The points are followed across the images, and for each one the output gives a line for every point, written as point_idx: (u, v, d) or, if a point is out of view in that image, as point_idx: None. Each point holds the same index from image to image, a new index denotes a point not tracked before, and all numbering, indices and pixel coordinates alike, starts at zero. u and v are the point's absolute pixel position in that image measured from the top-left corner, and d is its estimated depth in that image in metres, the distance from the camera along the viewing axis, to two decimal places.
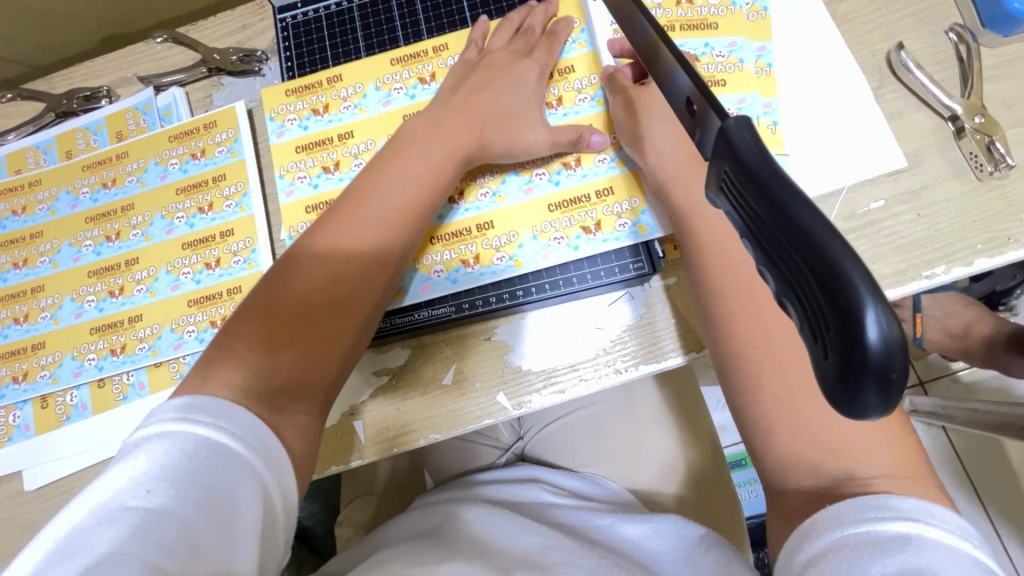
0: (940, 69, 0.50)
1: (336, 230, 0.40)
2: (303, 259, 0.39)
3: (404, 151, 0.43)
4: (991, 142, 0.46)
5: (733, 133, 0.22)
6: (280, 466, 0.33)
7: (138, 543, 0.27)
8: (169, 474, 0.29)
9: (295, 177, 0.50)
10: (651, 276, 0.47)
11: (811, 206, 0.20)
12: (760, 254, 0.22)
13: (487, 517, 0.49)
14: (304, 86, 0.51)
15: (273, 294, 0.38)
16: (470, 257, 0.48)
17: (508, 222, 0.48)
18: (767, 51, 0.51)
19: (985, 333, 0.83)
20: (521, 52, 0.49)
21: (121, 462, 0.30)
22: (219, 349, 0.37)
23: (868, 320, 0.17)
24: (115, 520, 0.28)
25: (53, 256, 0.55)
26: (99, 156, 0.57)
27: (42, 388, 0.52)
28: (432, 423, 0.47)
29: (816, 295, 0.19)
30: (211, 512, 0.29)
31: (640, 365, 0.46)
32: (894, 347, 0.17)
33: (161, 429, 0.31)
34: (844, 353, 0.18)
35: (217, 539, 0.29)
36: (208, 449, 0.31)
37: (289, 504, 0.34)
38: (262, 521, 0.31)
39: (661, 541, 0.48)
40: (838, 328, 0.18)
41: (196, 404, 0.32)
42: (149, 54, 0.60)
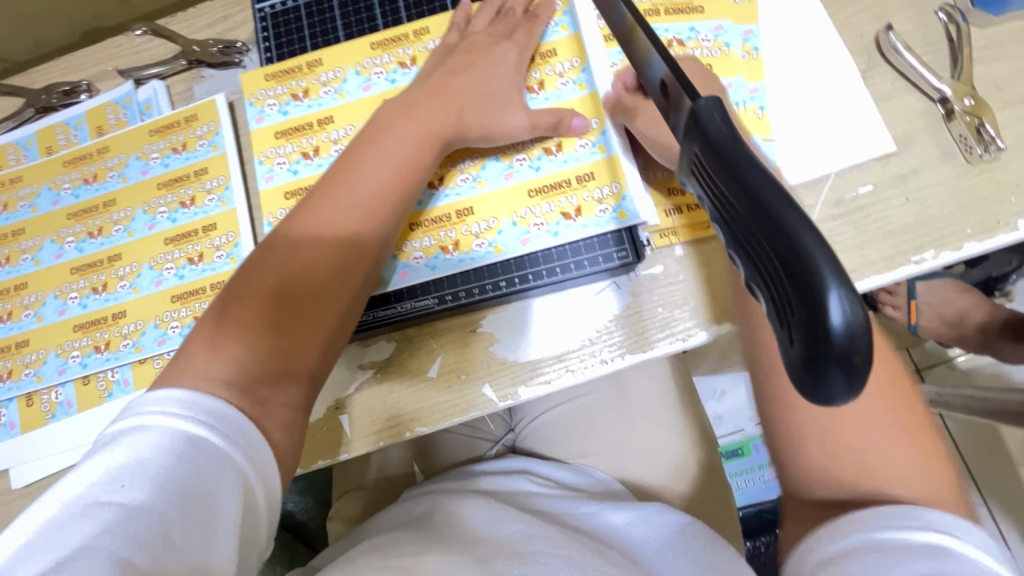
0: (931, 50, 0.49)
1: (313, 221, 0.40)
2: (279, 250, 0.39)
3: (383, 137, 0.42)
4: (981, 124, 0.46)
5: (703, 115, 0.22)
6: (261, 459, 0.33)
7: (111, 538, 0.27)
8: (145, 467, 0.29)
9: (274, 162, 0.49)
10: (635, 265, 0.46)
11: (780, 189, 0.19)
12: (730, 238, 0.21)
13: (472, 508, 0.49)
14: (284, 71, 0.51)
15: (249, 285, 0.38)
16: (449, 243, 0.48)
17: (487, 208, 0.48)
18: (754, 34, 0.50)
19: (980, 320, 0.82)
20: (501, 34, 0.48)
21: (97, 455, 0.30)
22: (197, 340, 0.36)
23: (832, 304, 0.17)
24: (89, 514, 0.27)
25: (35, 253, 0.55)
26: (79, 151, 0.56)
27: (26, 386, 0.52)
28: (418, 416, 0.47)
29: (781, 279, 0.18)
30: (188, 505, 0.29)
31: (627, 355, 0.46)
32: (857, 332, 0.17)
33: (138, 422, 0.31)
34: (808, 338, 0.17)
35: (192, 534, 0.28)
36: (186, 443, 0.30)
37: (271, 497, 0.34)
38: (241, 515, 0.31)
39: (647, 529, 0.48)
40: (802, 312, 0.17)
41: (175, 397, 0.32)
42: (129, 47, 0.59)
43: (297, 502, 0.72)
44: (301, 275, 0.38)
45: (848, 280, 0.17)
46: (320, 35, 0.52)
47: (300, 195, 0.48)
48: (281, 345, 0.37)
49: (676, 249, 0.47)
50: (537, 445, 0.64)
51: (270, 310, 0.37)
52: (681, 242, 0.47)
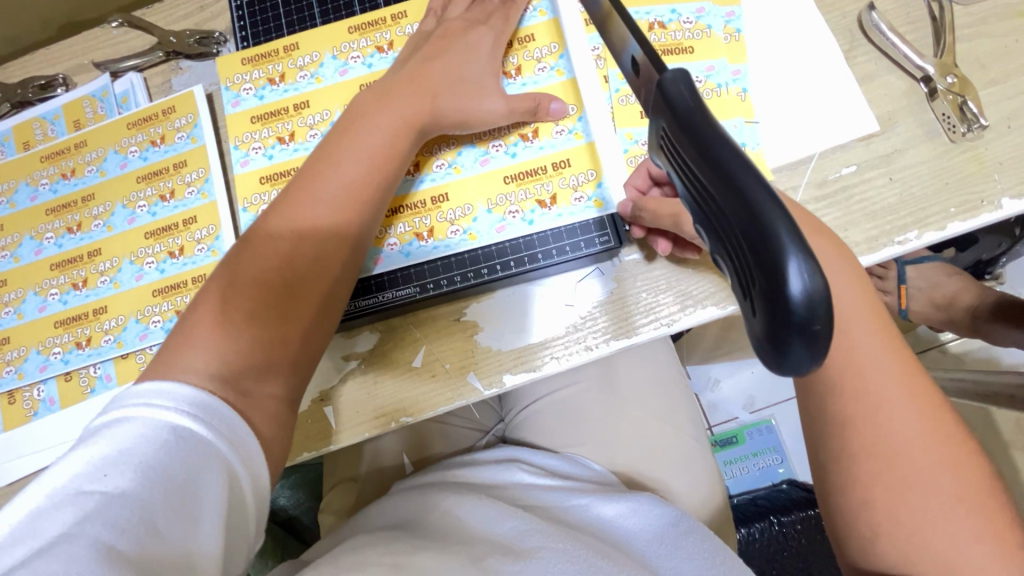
0: (913, 29, 0.49)
1: (291, 212, 0.39)
2: (259, 241, 0.38)
3: (358, 129, 0.42)
4: (964, 102, 0.45)
5: (670, 87, 0.21)
6: (248, 449, 0.33)
7: (93, 524, 0.26)
8: (128, 458, 0.29)
9: (250, 148, 0.49)
10: (618, 251, 0.46)
11: (744, 160, 0.18)
12: (697, 213, 0.21)
13: (465, 505, 0.48)
14: (260, 55, 0.50)
15: (227, 277, 0.37)
16: (424, 231, 0.47)
17: (463, 195, 0.47)
18: (736, 16, 0.49)
19: (970, 303, 0.82)
20: (477, 20, 0.48)
21: (81, 447, 0.30)
22: (178, 335, 0.36)
23: (792, 272, 0.16)
24: (72, 503, 0.27)
25: (14, 250, 0.54)
26: (56, 146, 0.55)
27: (7, 384, 0.51)
28: (402, 406, 0.47)
29: (745, 251, 0.18)
30: (172, 494, 0.29)
31: (611, 341, 0.46)
32: (818, 301, 0.16)
33: (120, 414, 0.30)
34: (769, 308, 0.17)
35: (176, 522, 0.28)
36: (168, 432, 0.30)
37: (259, 487, 0.33)
38: (227, 507, 0.31)
39: (640, 521, 0.48)
40: (764, 283, 0.17)
41: (158, 390, 0.31)
42: (105, 39, 0.59)
43: (289, 496, 0.73)
44: (279, 266, 0.38)
45: (809, 249, 0.17)
46: (297, 22, 0.51)
47: (275, 180, 0.48)
48: (260, 337, 0.36)
49: None
50: (526, 436, 0.63)
51: (248, 302, 0.36)
52: None
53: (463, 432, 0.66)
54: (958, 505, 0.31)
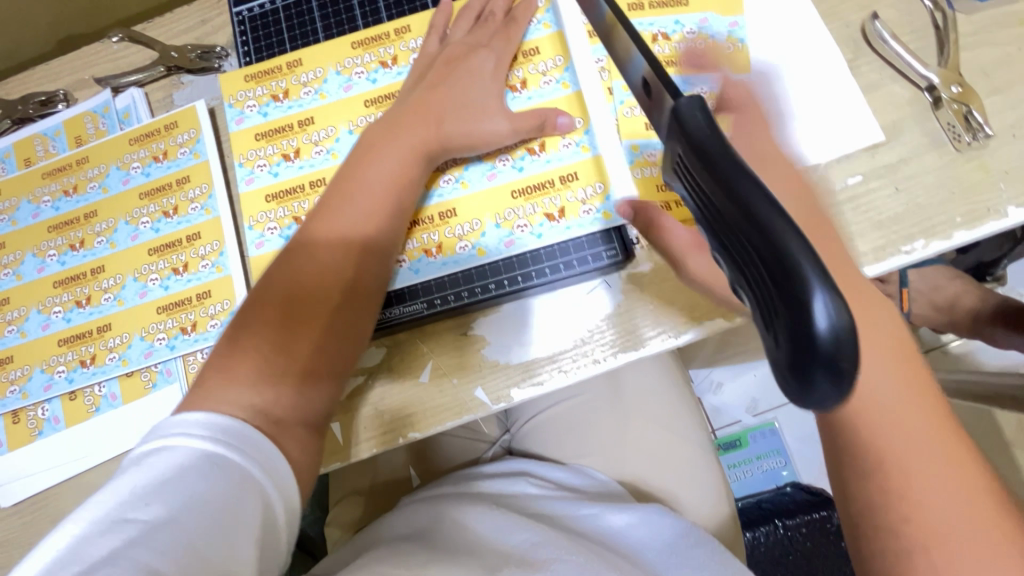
0: (916, 38, 0.49)
1: (309, 243, 0.41)
2: (280, 274, 0.41)
3: (372, 159, 0.43)
4: (969, 111, 0.45)
5: (685, 113, 0.21)
6: (279, 472, 0.35)
7: (138, 548, 0.28)
8: (169, 486, 0.31)
9: (255, 165, 0.48)
10: (626, 263, 0.46)
11: (764, 191, 0.18)
12: (715, 240, 0.21)
13: (477, 516, 0.48)
14: (263, 71, 0.50)
15: (253, 312, 0.39)
16: (433, 246, 0.47)
17: (470, 210, 0.47)
18: (740, 26, 0.49)
19: (971, 306, 0.82)
20: (481, 39, 0.48)
21: (123, 476, 0.31)
22: (211, 372, 0.38)
23: (817, 304, 0.16)
24: (115, 529, 0.29)
25: (16, 268, 0.54)
26: (58, 163, 0.55)
27: (12, 403, 0.51)
28: (410, 421, 0.47)
29: (767, 285, 0.18)
30: (210, 517, 0.30)
31: (619, 353, 0.45)
32: (844, 336, 0.16)
33: (161, 443, 0.33)
34: (794, 343, 0.17)
35: (214, 544, 0.30)
36: (205, 460, 0.32)
37: (291, 509, 0.35)
38: (261, 528, 0.32)
39: (651, 531, 0.48)
40: (787, 316, 0.17)
41: (195, 420, 0.34)
42: (106, 54, 0.58)
43: None
44: (303, 296, 0.39)
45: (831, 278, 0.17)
46: (299, 37, 0.51)
47: (281, 197, 0.48)
48: (288, 365, 0.38)
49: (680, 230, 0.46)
50: (532, 447, 0.63)
51: (276, 332, 0.38)
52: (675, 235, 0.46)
53: (469, 444, 0.66)
54: (974, 521, 0.31)
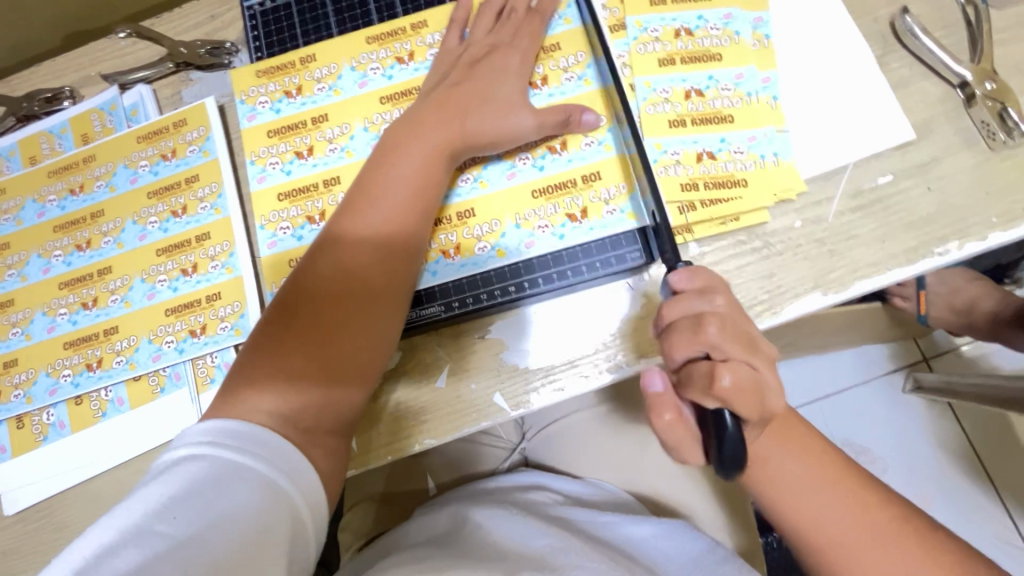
0: (947, 33, 0.47)
1: (338, 248, 0.41)
2: (308, 278, 0.40)
3: (395, 159, 0.42)
4: (1004, 109, 0.44)
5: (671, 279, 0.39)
6: (307, 486, 0.35)
7: (164, 562, 0.28)
8: (196, 499, 0.31)
9: (267, 163, 0.47)
10: (651, 266, 0.45)
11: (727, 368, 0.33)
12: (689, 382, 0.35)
13: (495, 520, 0.48)
14: (276, 67, 0.48)
15: (283, 319, 0.39)
16: (451, 247, 0.46)
17: (489, 210, 0.46)
18: (765, 22, 0.48)
19: (991, 310, 0.80)
20: (500, 35, 0.47)
21: (150, 486, 0.32)
22: (242, 380, 0.38)
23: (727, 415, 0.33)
24: (141, 541, 0.29)
25: (21, 268, 0.53)
26: (64, 161, 0.54)
27: (16, 408, 0.50)
28: (426, 427, 0.45)
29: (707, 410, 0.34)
30: (236, 532, 0.30)
31: (642, 359, 0.44)
32: (737, 437, 0.32)
33: (189, 453, 0.33)
34: (718, 438, 0.33)
35: (240, 558, 0.30)
36: (233, 472, 0.32)
37: (319, 523, 0.35)
38: (288, 541, 0.32)
39: (672, 544, 0.48)
40: (715, 425, 0.33)
41: (224, 432, 0.34)
42: (113, 50, 0.57)
43: None
44: (329, 306, 0.39)
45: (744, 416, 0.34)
46: (312, 32, 0.50)
47: (294, 196, 0.46)
48: (313, 374, 0.38)
49: (691, 248, 0.45)
50: (547, 454, 0.62)
51: (300, 342, 0.38)
52: (696, 239, 0.45)
53: (485, 451, 0.64)
54: None
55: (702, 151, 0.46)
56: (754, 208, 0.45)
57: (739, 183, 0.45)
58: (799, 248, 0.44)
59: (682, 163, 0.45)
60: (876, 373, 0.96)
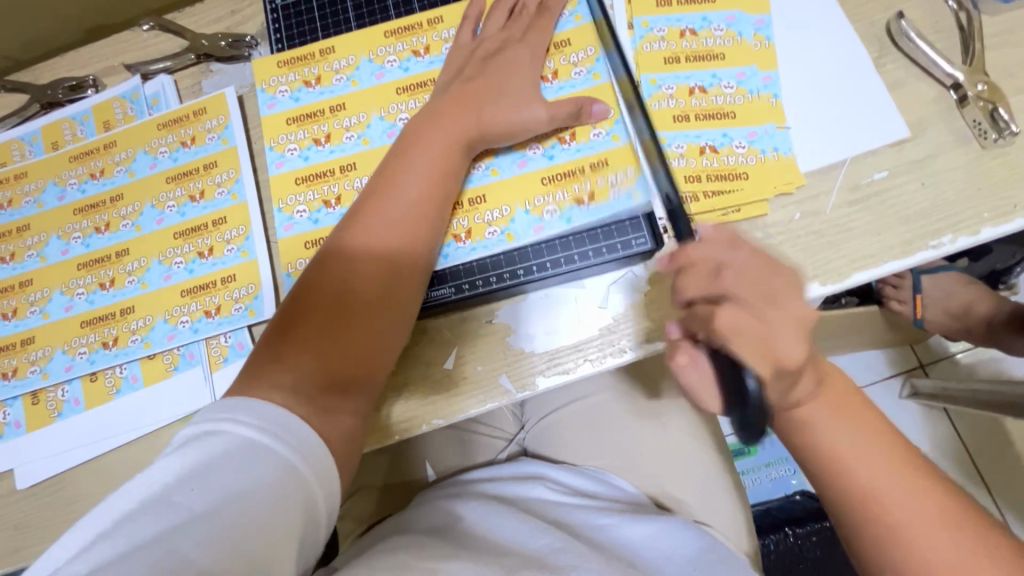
0: (941, 38, 0.49)
1: (361, 232, 0.42)
2: (332, 263, 0.42)
3: (415, 149, 0.44)
4: (995, 110, 0.46)
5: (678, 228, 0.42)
6: (322, 466, 0.35)
7: (182, 534, 0.29)
8: (212, 473, 0.31)
9: (285, 149, 0.49)
10: (653, 253, 0.46)
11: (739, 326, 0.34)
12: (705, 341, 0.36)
13: (496, 517, 0.49)
14: (297, 58, 0.50)
15: (307, 301, 0.41)
16: (462, 232, 0.47)
17: (500, 197, 0.48)
18: (767, 24, 0.50)
19: (985, 313, 0.81)
20: (514, 33, 0.49)
21: (172, 456, 0.33)
22: (265, 356, 0.39)
23: (748, 377, 0.33)
24: (161, 513, 0.30)
25: (41, 249, 0.54)
26: (86, 146, 0.56)
27: (32, 383, 0.51)
28: (433, 408, 0.46)
29: (725, 368, 0.35)
30: (251, 509, 0.31)
31: (644, 344, 0.45)
32: (757, 398, 0.33)
33: (210, 427, 0.34)
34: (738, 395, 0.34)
35: (253, 535, 0.30)
36: (251, 450, 0.33)
37: (332, 504, 0.36)
38: (300, 522, 0.33)
39: (672, 542, 0.48)
40: (734, 383, 0.34)
41: (242, 407, 0.34)
42: (136, 42, 0.59)
43: None
44: (340, 309, 0.40)
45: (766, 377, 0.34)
46: (332, 26, 0.52)
47: (312, 181, 0.48)
48: (337, 353, 0.40)
49: None
50: (549, 444, 0.63)
51: (310, 344, 0.39)
52: None
53: (490, 441, 0.65)
54: None
55: (704, 146, 0.47)
56: (755, 200, 0.46)
57: (740, 176, 0.47)
58: (797, 240, 0.46)
59: (684, 156, 0.47)
60: (873, 378, 0.97)
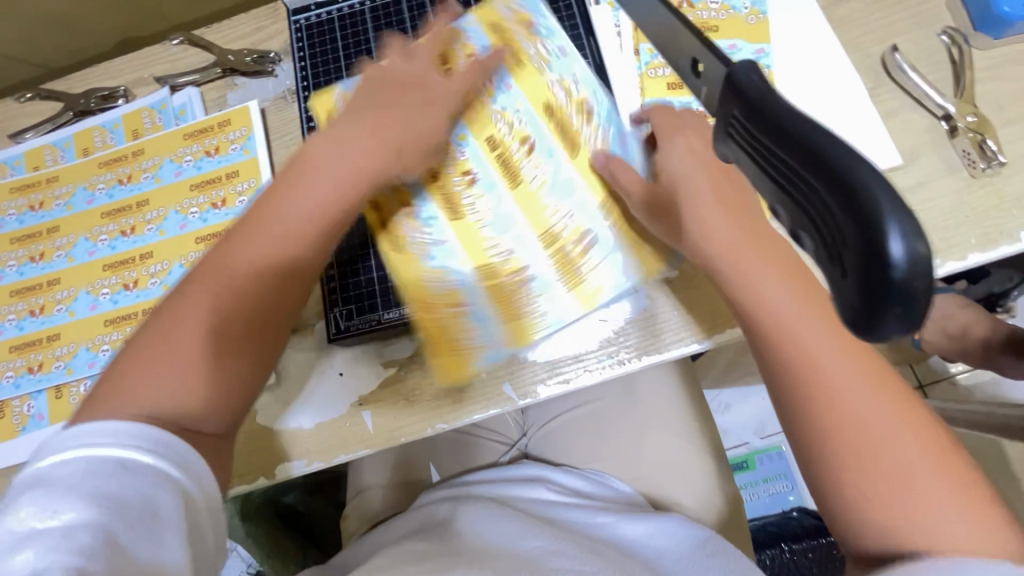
0: (934, 70, 0.51)
1: (258, 231, 0.39)
2: (230, 261, 0.38)
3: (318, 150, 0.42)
4: (983, 140, 0.48)
5: (739, 76, 0.22)
6: (200, 470, 0.33)
7: (61, 555, 0.27)
8: (84, 491, 0.28)
9: (188, 212, 0.56)
10: (652, 270, 0.49)
11: (864, 157, 0.18)
12: (794, 213, 0.20)
13: (491, 522, 0.50)
14: (200, 130, 0.58)
15: (206, 300, 0.37)
16: (585, 235, 0.49)
17: (578, 201, 0.49)
18: (765, 53, 0.53)
19: (982, 335, 0.79)
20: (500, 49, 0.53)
21: (23, 491, 0.29)
22: (132, 365, 0.35)
23: (890, 236, 0.16)
24: (33, 539, 0.27)
25: (69, 250, 0.57)
26: (115, 153, 0.58)
27: (56, 378, 0.53)
28: (438, 413, 0.49)
29: (832, 213, 0.18)
30: (133, 517, 0.29)
31: (643, 356, 0.48)
32: (920, 262, 0.16)
33: (62, 454, 0.29)
34: (864, 273, 0.17)
35: (142, 542, 0.29)
36: (117, 466, 0.30)
37: (215, 509, 0.34)
38: (188, 527, 0.31)
39: (667, 541, 0.50)
40: (858, 245, 0.17)
41: (93, 428, 0.30)
42: (165, 55, 0.62)
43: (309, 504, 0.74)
44: (274, 305, 0.39)
45: (909, 230, 0.16)
46: (355, 55, 0.58)
47: (209, 240, 0.55)
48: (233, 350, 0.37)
49: None
50: (549, 449, 0.65)
51: (240, 353, 0.37)
52: None
53: (488, 446, 0.66)
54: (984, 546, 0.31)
55: (538, 44, 0.52)
56: None
57: None
58: None
59: (539, 58, 0.52)
60: None
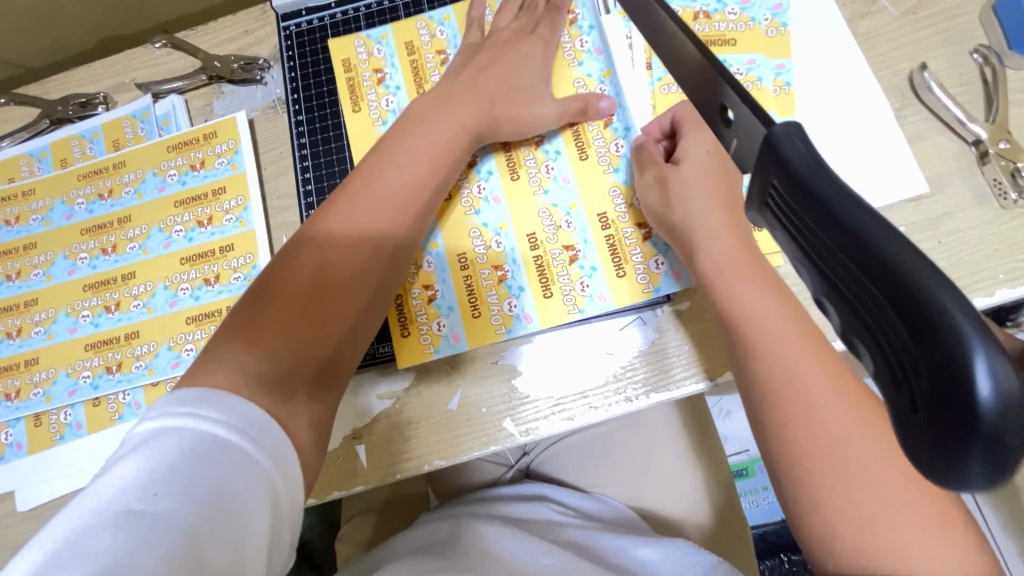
0: (964, 90, 0.48)
1: (323, 235, 0.40)
2: (293, 257, 0.40)
3: (383, 158, 0.44)
4: (1016, 169, 0.45)
5: (781, 140, 0.19)
6: (289, 470, 0.32)
7: (145, 554, 0.25)
8: (183, 473, 0.27)
9: (172, 230, 0.53)
10: (661, 302, 0.46)
11: (938, 268, 0.15)
12: (849, 317, 0.17)
13: (493, 537, 0.49)
14: (184, 142, 0.54)
15: (266, 295, 0.38)
16: (569, 250, 0.48)
17: (574, 212, 0.49)
18: (786, 68, 0.49)
19: None
20: (525, 30, 0.52)
21: (123, 460, 0.28)
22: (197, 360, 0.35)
23: (977, 372, 0.14)
24: (119, 523, 0.25)
25: (47, 269, 0.54)
26: (95, 165, 0.55)
27: (35, 406, 0.51)
28: (436, 449, 0.46)
29: (900, 332, 0.15)
30: (221, 515, 0.27)
31: (651, 393, 0.45)
32: (1011, 405, 0.14)
33: (164, 425, 0.29)
34: (941, 410, 0.14)
35: (223, 548, 0.27)
36: (218, 448, 0.29)
37: (294, 516, 0.32)
38: (269, 534, 0.30)
39: (676, 567, 0.48)
40: (935, 379, 0.14)
41: (203, 399, 0.31)
42: (147, 59, 0.59)
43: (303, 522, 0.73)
44: (332, 302, 0.39)
45: (1003, 363, 0.14)
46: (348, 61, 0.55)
47: (195, 261, 0.52)
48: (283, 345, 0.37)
49: None
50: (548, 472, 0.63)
51: (280, 341, 0.37)
52: None
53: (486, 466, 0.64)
54: None
55: (576, 38, 0.53)
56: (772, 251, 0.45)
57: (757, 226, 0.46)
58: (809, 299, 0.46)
59: (572, 53, 0.52)
60: None
